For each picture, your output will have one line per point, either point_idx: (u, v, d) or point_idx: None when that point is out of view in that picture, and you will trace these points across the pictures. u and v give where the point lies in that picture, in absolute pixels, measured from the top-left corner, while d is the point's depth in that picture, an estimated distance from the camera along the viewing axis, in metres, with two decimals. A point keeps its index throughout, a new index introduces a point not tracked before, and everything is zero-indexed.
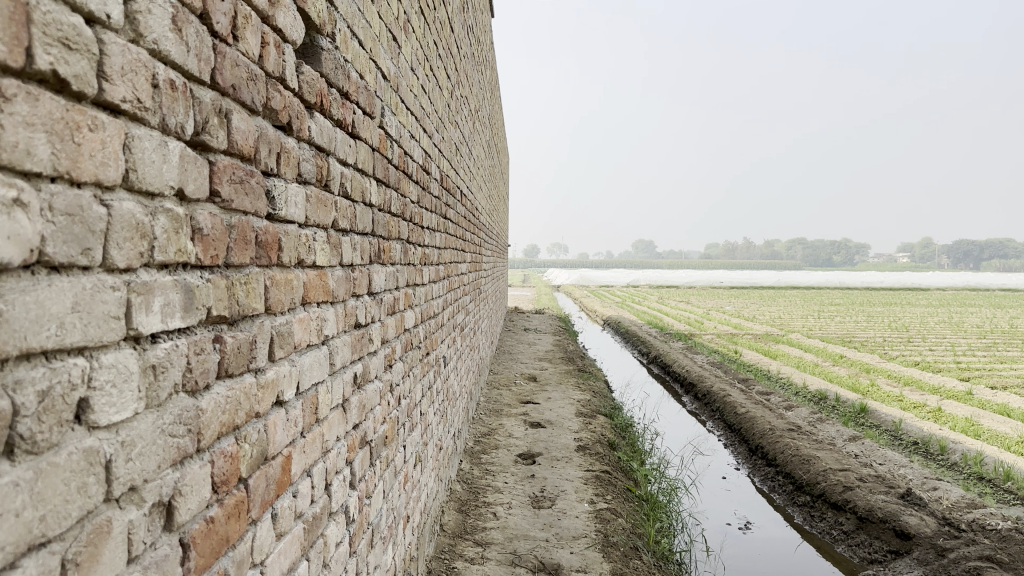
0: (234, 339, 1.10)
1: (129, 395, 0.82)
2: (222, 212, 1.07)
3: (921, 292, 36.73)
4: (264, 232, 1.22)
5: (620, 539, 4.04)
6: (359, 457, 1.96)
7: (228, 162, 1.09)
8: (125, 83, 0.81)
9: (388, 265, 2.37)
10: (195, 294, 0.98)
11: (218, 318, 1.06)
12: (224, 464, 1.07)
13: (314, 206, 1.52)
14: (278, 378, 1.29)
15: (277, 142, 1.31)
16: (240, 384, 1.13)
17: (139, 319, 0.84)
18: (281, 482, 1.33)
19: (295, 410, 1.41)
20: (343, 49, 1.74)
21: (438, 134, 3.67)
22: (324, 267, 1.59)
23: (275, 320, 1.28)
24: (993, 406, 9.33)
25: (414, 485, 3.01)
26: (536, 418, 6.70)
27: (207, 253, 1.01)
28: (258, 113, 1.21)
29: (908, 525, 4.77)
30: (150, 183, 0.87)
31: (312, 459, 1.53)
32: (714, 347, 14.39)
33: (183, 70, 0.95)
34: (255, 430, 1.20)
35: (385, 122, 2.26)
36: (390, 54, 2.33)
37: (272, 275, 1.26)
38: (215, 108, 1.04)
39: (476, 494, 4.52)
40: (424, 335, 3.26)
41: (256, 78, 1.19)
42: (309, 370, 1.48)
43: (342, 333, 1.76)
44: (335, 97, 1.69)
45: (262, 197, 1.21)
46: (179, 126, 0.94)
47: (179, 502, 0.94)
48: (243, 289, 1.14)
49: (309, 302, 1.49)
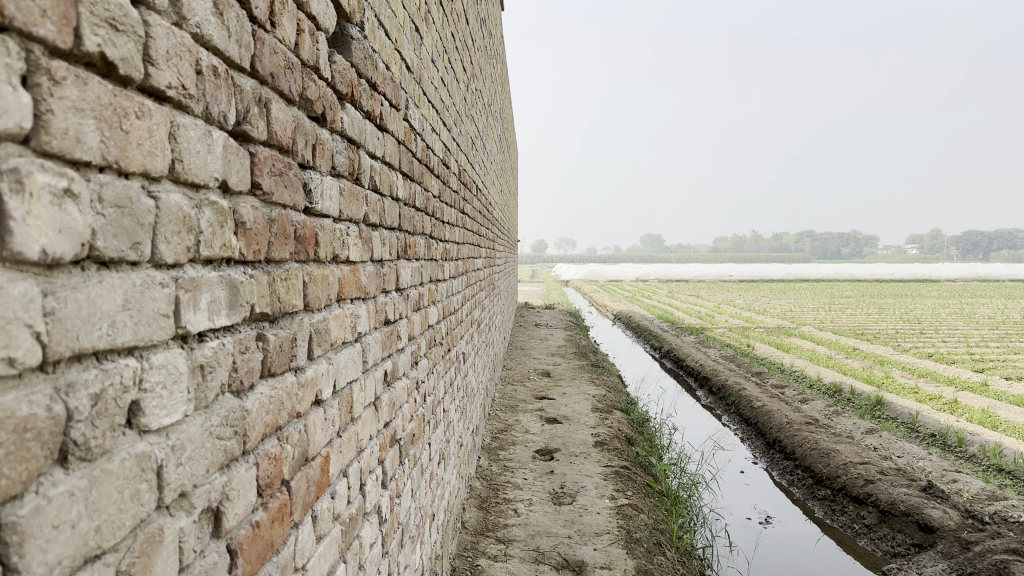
0: (276, 337, 1.06)
1: (179, 397, 0.78)
2: (263, 205, 1.03)
3: (932, 282, 36.53)
4: (303, 227, 1.18)
5: (643, 535, 3.99)
6: (389, 456, 1.92)
7: (268, 154, 1.05)
8: (170, 68, 0.77)
9: (413, 260, 2.33)
10: (239, 290, 0.94)
11: (261, 315, 1.02)
12: (268, 466, 1.03)
13: (348, 199, 1.48)
14: (316, 377, 1.25)
15: (312, 133, 1.26)
16: (282, 383, 1.09)
17: (187, 316, 0.80)
18: (321, 483, 1.29)
19: (333, 409, 1.37)
20: (370, 39, 1.70)
21: (456, 128, 3.63)
22: (357, 262, 1.54)
23: (314, 316, 1.24)
24: (1010, 397, 9.25)
25: (439, 483, 2.98)
26: (551, 414, 6.66)
27: (250, 248, 0.98)
28: (295, 103, 1.17)
29: (932, 518, 4.71)
30: (195, 174, 0.83)
31: (348, 459, 1.49)
32: (726, 341, 14.32)
33: (225, 56, 0.91)
34: (297, 430, 1.16)
35: (409, 115, 2.22)
36: (413, 45, 2.29)
37: (310, 270, 1.22)
38: (255, 97, 1.00)
39: (495, 491, 4.48)
40: (445, 332, 3.22)
41: (292, 66, 1.15)
42: (344, 368, 1.44)
43: (374, 330, 1.72)
44: (364, 88, 1.65)
45: (300, 189, 1.17)
46: (221, 115, 0.90)
47: (227, 507, 0.90)
48: (284, 285, 1.10)
49: (344, 299, 1.45)
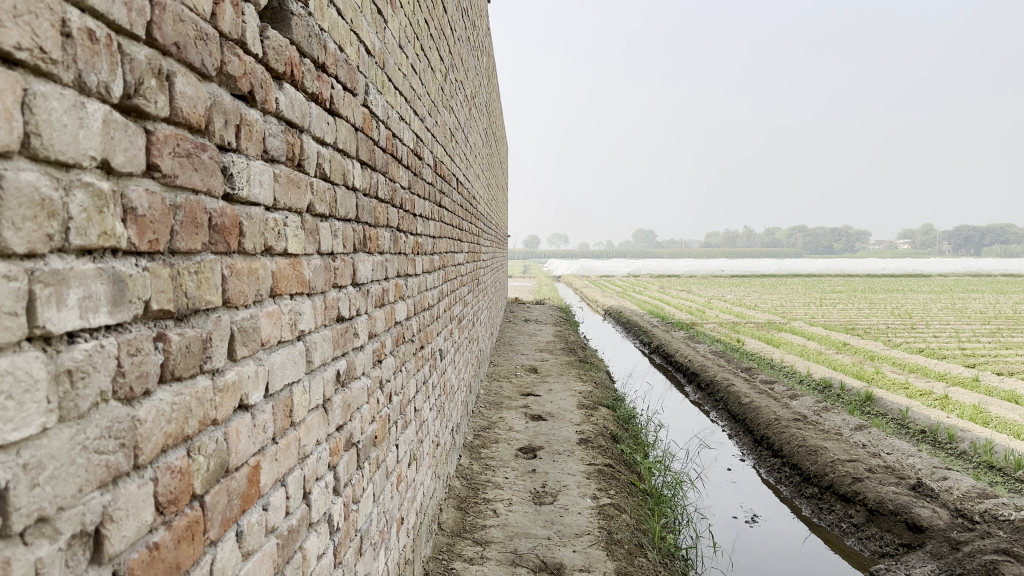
0: (181, 337, 0.95)
1: (34, 408, 0.68)
2: (164, 190, 0.93)
3: (923, 278, 36.63)
4: (221, 215, 1.08)
5: (625, 536, 3.90)
6: (343, 461, 1.81)
7: (170, 132, 0.94)
8: (20, 28, 0.66)
9: (376, 253, 2.22)
10: (127, 285, 0.83)
11: (160, 313, 0.91)
12: (171, 481, 0.93)
13: (285, 187, 1.37)
14: (240, 381, 1.14)
15: (236, 113, 1.15)
16: (191, 389, 0.98)
17: (47, 314, 0.70)
18: (247, 496, 1.18)
19: (264, 415, 1.26)
20: (317, 17, 1.58)
21: (431, 119, 3.52)
22: (298, 255, 1.44)
23: (236, 315, 1.13)
24: (1000, 393, 9.19)
25: (409, 484, 2.87)
26: (536, 410, 6.58)
27: (143, 237, 0.87)
28: (210, 78, 1.06)
29: (921, 517, 4.62)
30: (60, 151, 0.72)
31: (287, 467, 1.39)
32: (716, 336, 14.24)
33: (107, 19, 0.80)
34: (212, 440, 1.05)
35: (369, 100, 2.11)
36: (374, 28, 2.18)
37: (231, 263, 1.12)
38: (152, 68, 0.90)
39: (475, 490, 4.38)
40: (418, 328, 3.12)
41: (206, 38, 1.04)
42: (280, 369, 1.33)
43: (322, 328, 1.61)
44: (308, 68, 1.54)
45: (217, 173, 1.06)
46: (103, 86, 0.79)
47: (110, 530, 0.80)
48: (193, 279, 0.99)
49: (280, 294, 1.34)
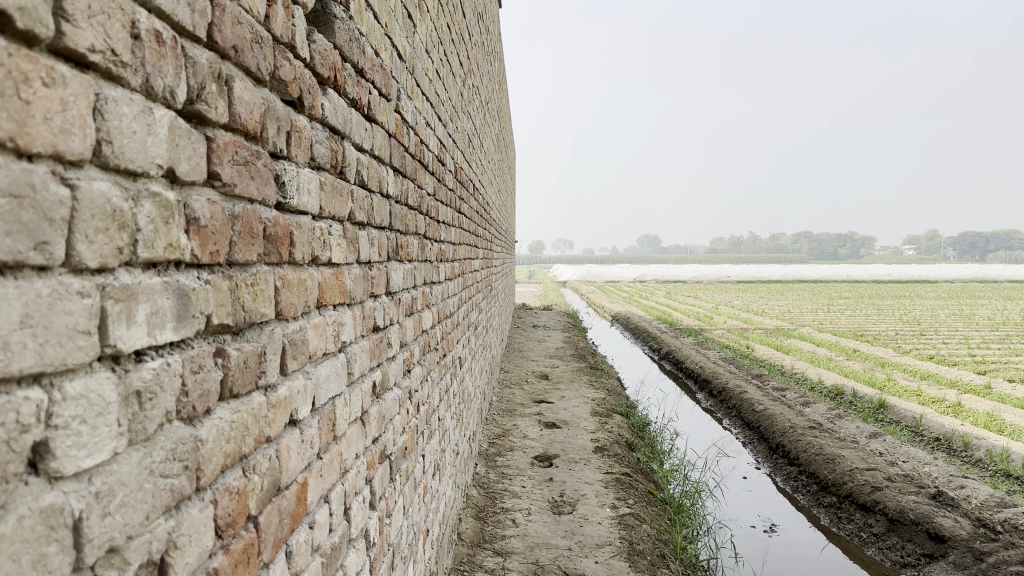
0: (239, 352, 0.91)
1: (106, 431, 0.64)
2: (224, 199, 0.89)
3: (930, 284, 36.52)
4: (274, 224, 1.04)
5: (646, 547, 3.85)
6: (378, 474, 1.77)
7: (229, 140, 0.91)
8: (94, 28, 0.63)
9: (406, 261, 2.19)
10: (191, 298, 0.80)
11: (219, 328, 0.87)
12: (229, 503, 0.89)
13: (330, 194, 1.33)
14: (290, 396, 1.10)
15: (287, 119, 1.12)
16: (248, 406, 0.94)
17: (117, 333, 0.66)
18: (296, 514, 1.14)
19: (311, 430, 1.22)
20: (357, 21, 1.55)
21: (451, 125, 3.49)
22: (340, 265, 1.40)
23: (287, 327, 1.09)
24: (1013, 400, 9.11)
25: (433, 496, 2.83)
26: (550, 418, 6.53)
27: (205, 248, 0.83)
28: (263, 84, 1.03)
29: (943, 527, 4.56)
30: (130, 159, 0.69)
31: (330, 483, 1.34)
32: (726, 343, 14.17)
33: (173, 21, 0.76)
34: (266, 458, 1.01)
35: (400, 106, 2.07)
36: (405, 32, 2.15)
37: (283, 274, 1.08)
38: (213, 72, 0.86)
39: (493, 499, 4.33)
40: (441, 336, 3.08)
41: (261, 41, 1.00)
42: (325, 383, 1.29)
43: (360, 338, 1.57)
44: (349, 73, 1.50)
45: (271, 181, 1.03)
46: (168, 91, 0.76)
47: (174, 557, 0.76)
48: (250, 292, 0.95)
49: (325, 305, 1.30)
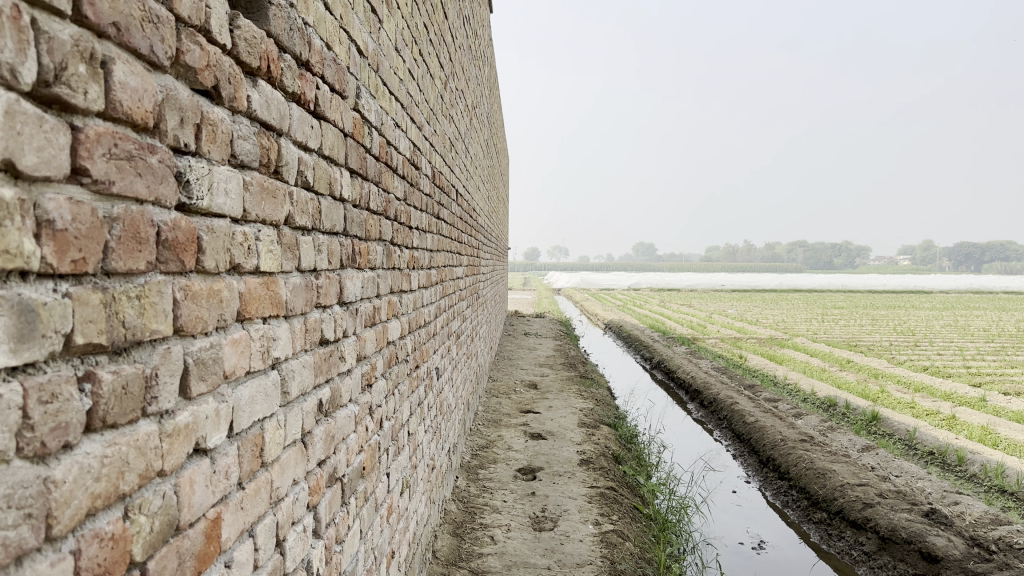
0: (116, 376, 0.79)
1: None
2: (97, 199, 0.77)
3: (923, 294, 36.43)
4: (172, 228, 0.91)
5: (628, 567, 3.73)
6: (325, 499, 1.64)
7: (105, 129, 0.78)
8: None
9: (367, 269, 2.07)
10: (39, 315, 0.67)
11: (87, 347, 0.75)
12: (98, 551, 0.76)
13: (258, 195, 1.21)
14: (196, 422, 0.98)
15: (197, 111, 1.00)
16: (129, 437, 0.82)
17: None
18: (204, 555, 1.01)
19: (228, 458, 1.09)
20: (301, 9, 1.43)
21: (429, 127, 3.37)
22: (272, 274, 1.28)
23: (191, 346, 0.97)
24: (1008, 413, 8.99)
25: (400, 514, 2.70)
26: (536, 428, 6.40)
27: (65, 255, 0.71)
28: (162, 68, 0.91)
29: (936, 546, 4.43)
30: None
31: (256, 514, 1.22)
32: (718, 352, 14.04)
33: None
34: (156, 494, 0.88)
35: (360, 104, 1.95)
36: (367, 28, 2.03)
37: (186, 285, 0.95)
38: (82, 52, 0.74)
39: (472, 515, 4.20)
40: (413, 346, 2.96)
41: (158, 18, 0.89)
42: (248, 404, 1.17)
43: (301, 352, 1.45)
44: (289, 66, 1.38)
45: (168, 179, 0.91)
46: (6, 69, 0.64)
47: None
48: (134, 305, 0.83)
49: (249, 319, 1.17)
